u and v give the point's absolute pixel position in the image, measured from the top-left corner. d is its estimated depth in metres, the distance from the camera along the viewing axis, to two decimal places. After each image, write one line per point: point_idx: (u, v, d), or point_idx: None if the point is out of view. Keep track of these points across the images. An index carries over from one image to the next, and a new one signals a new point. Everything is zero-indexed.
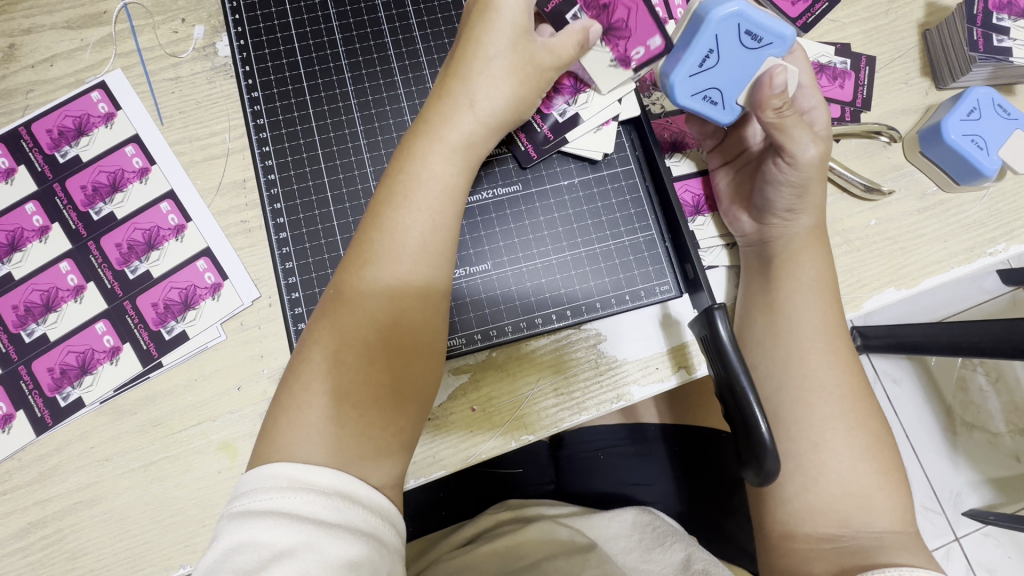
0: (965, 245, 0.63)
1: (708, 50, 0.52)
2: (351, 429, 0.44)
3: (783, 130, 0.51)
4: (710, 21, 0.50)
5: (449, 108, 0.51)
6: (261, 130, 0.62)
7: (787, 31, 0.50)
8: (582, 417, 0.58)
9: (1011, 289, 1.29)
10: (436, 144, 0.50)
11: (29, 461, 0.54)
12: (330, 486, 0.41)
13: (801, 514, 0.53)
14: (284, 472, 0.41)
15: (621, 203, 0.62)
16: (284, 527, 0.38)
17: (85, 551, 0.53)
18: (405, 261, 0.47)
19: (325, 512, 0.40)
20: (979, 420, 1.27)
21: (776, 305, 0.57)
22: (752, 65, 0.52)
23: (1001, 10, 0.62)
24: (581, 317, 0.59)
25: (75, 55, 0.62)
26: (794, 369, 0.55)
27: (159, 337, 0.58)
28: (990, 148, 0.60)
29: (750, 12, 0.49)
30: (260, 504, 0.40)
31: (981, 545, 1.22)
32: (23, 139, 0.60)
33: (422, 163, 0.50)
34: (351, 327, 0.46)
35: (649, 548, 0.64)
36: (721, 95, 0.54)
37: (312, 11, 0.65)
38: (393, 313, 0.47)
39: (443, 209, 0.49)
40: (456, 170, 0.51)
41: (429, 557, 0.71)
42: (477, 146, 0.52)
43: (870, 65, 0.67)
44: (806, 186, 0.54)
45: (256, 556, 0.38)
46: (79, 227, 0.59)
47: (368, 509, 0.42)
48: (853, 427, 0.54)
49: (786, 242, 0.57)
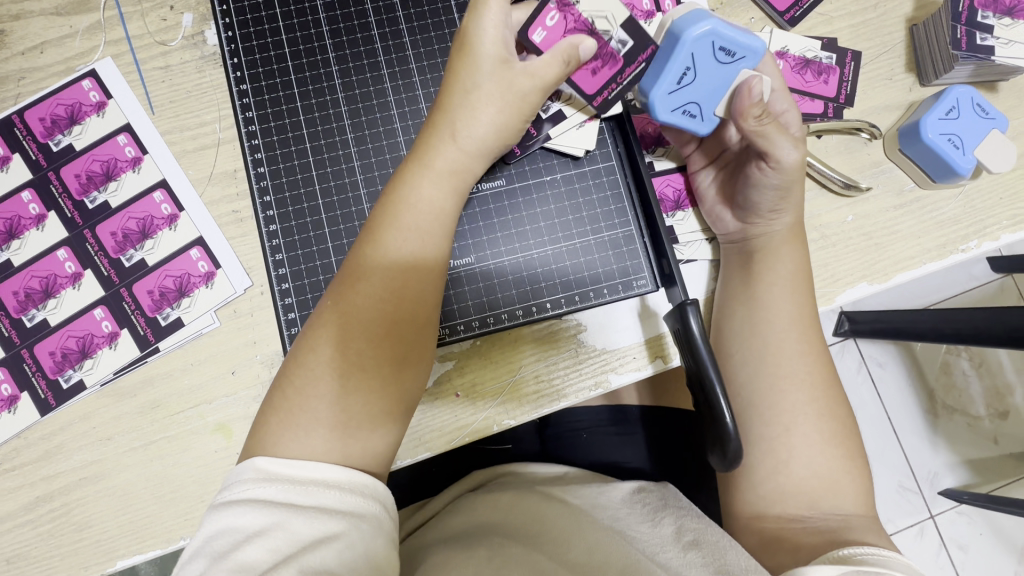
0: (940, 242, 0.65)
1: (685, 68, 0.54)
2: (340, 423, 0.46)
3: (766, 135, 0.53)
4: (684, 42, 0.53)
5: (434, 136, 0.52)
6: (250, 123, 0.63)
7: (757, 44, 0.53)
8: (560, 403, 0.61)
9: (997, 277, 1.32)
10: (422, 170, 0.52)
11: (35, 439, 0.57)
12: (304, 475, 0.44)
13: (770, 497, 0.56)
14: (257, 466, 0.44)
15: (602, 198, 0.64)
16: (254, 512, 0.42)
17: (91, 523, 0.57)
18: (395, 274, 0.49)
19: (296, 497, 0.43)
20: (959, 404, 1.31)
21: (751, 298, 0.59)
22: (727, 78, 0.55)
23: (986, 8, 0.63)
24: (562, 309, 0.62)
25: (64, 42, 0.62)
26: (766, 362, 0.58)
27: (156, 323, 0.60)
28: (966, 147, 0.62)
29: (723, 31, 0.53)
30: (235, 495, 0.43)
31: (955, 522, 1.27)
32: (17, 127, 0.61)
33: (411, 191, 0.51)
34: (340, 339, 0.47)
35: (640, 520, 0.60)
36: (699, 109, 0.57)
37: (300, 2, 0.65)
38: (379, 319, 0.48)
39: (431, 232, 0.51)
40: (445, 194, 0.52)
41: (427, 507, 0.75)
42: (464, 175, 0.53)
43: (856, 60, 0.67)
44: (789, 187, 0.56)
45: (231, 539, 0.41)
46: (74, 215, 0.61)
47: (342, 491, 0.44)
48: (820, 415, 0.57)
49: (763, 240, 0.59)
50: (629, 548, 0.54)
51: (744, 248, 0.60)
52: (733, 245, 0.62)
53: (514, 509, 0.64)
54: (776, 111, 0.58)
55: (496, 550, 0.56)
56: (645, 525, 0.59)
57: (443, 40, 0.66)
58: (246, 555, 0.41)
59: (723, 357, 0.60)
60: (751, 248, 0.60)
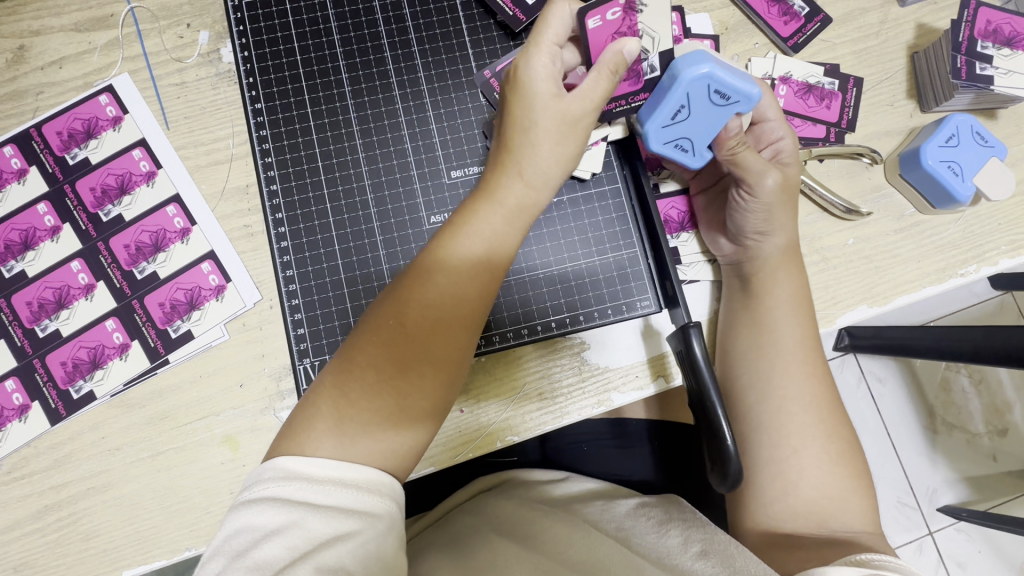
0: (939, 265, 0.66)
1: (679, 105, 0.54)
2: (350, 428, 0.46)
3: (739, 164, 0.56)
4: (682, 82, 0.52)
5: (506, 170, 0.52)
6: (264, 141, 0.64)
7: (754, 92, 0.52)
8: (564, 421, 0.61)
9: (998, 295, 1.33)
10: (492, 204, 0.51)
11: (44, 448, 0.58)
12: (323, 473, 0.44)
13: (782, 514, 0.56)
14: (278, 465, 0.45)
15: (607, 220, 0.65)
16: (273, 510, 0.42)
17: (97, 532, 0.57)
18: (448, 298, 0.49)
19: (313, 495, 0.43)
20: (959, 421, 1.31)
21: (750, 321, 0.60)
22: (720, 119, 0.55)
23: (986, 38, 0.64)
24: (566, 329, 0.63)
25: (83, 57, 0.64)
26: (770, 382, 0.58)
27: (166, 335, 0.61)
28: (965, 175, 0.63)
29: (720, 75, 0.52)
30: (255, 493, 0.44)
31: (954, 540, 1.27)
32: (34, 141, 0.62)
33: (480, 222, 0.51)
34: (386, 359, 0.47)
35: (644, 532, 0.60)
36: (691, 144, 0.57)
37: (315, 24, 0.66)
38: (421, 335, 0.48)
39: (493, 268, 0.51)
40: (510, 233, 0.52)
41: (427, 516, 0.75)
42: (528, 212, 0.53)
43: (857, 86, 0.69)
44: (771, 210, 0.57)
45: (250, 537, 0.42)
46: (89, 227, 0.62)
47: (358, 490, 0.44)
48: (822, 435, 0.57)
49: (756, 261, 0.60)
50: (633, 554, 0.54)
51: (740, 270, 0.62)
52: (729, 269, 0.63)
53: (520, 515, 0.64)
54: (770, 139, 0.60)
55: (503, 560, 0.56)
56: (651, 536, 0.59)
57: (454, 62, 0.67)
58: (264, 552, 0.41)
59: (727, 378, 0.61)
60: (747, 270, 0.61)
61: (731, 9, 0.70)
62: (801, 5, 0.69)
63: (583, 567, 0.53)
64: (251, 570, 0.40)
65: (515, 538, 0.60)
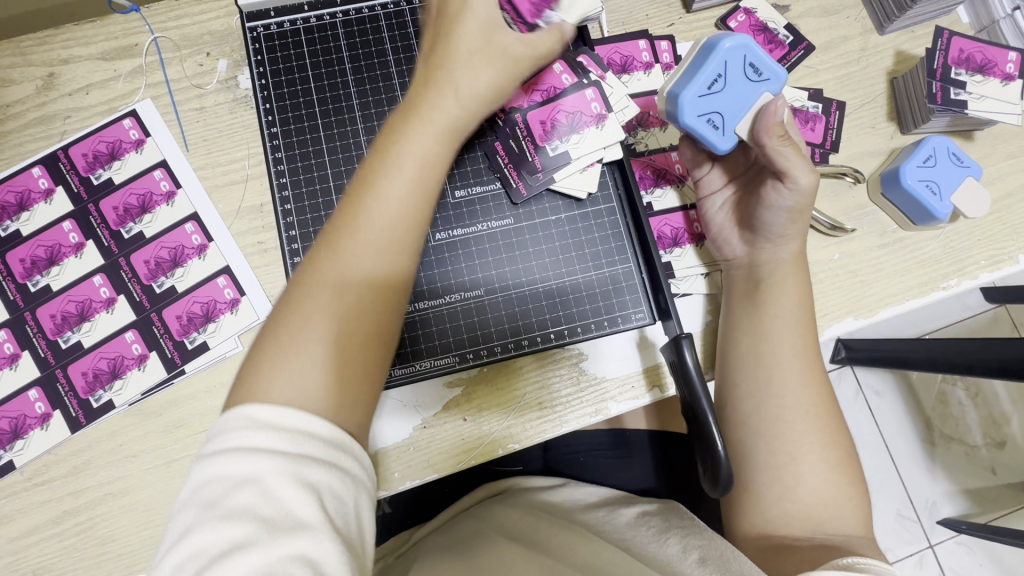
0: (922, 280, 0.69)
1: (717, 76, 0.58)
2: (318, 351, 0.44)
3: (778, 159, 0.57)
4: (720, 51, 0.58)
5: (435, 91, 0.52)
6: (279, 163, 0.67)
7: (780, 71, 0.59)
8: (563, 429, 0.64)
9: (990, 308, 1.35)
10: (418, 121, 0.51)
11: (65, 455, 0.61)
12: (294, 424, 0.41)
13: (778, 520, 0.56)
14: (246, 412, 0.41)
15: (603, 237, 0.68)
16: (243, 459, 0.39)
17: (114, 537, 0.60)
18: (375, 249, 0.48)
19: (288, 446, 0.40)
20: (956, 433, 1.33)
21: (756, 329, 0.61)
22: (753, 96, 0.59)
23: (959, 65, 0.68)
24: (564, 340, 0.65)
25: (109, 84, 0.68)
26: (769, 392, 0.60)
27: (183, 346, 0.64)
28: (943, 194, 0.66)
29: (755, 50, 0.58)
30: (224, 443, 0.40)
31: (954, 553, 1.28)
32: (61, 162, 0.66)
33: (406, 140, 0.50)
34: (330, 279, 0.46)
35: (639, 539, 0.62)
36: (723, 121, 0.59)
37: (328, 53, 0.70)
38: (368, 283, 0.47)
39: (422, 178, 0.50)
40: (440, 149, 0.52)
41: (428, 526, 0.76)
42: (459, 132, 0.53)
43: (840, 110, 0.73)
44: (801, 213, 0.59)
45: (218, 486, 0.39)
46: (111, 244, 0.65)
47: (328, 445, 0.41)
48: (825, 444, 0.58)
49: (771, 267, 0.62)
50: (630, 556, 0.56)
51: (751, 272, 0.63)
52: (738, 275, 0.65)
53: (528, 522, 0.66)
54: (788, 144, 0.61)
55: (507, 560, 0.58)
56: (651, 543, 0.60)
57: None
58: (233, 500, 0.38)
59: (724, 387, 0.63)
60: (758, 274, 0.63)
61: None
62: (785, 34, 0.74)
63: (590, 569, 0.54)
64: (223, 519, 0.37)
65: (525, 543, 0.61)
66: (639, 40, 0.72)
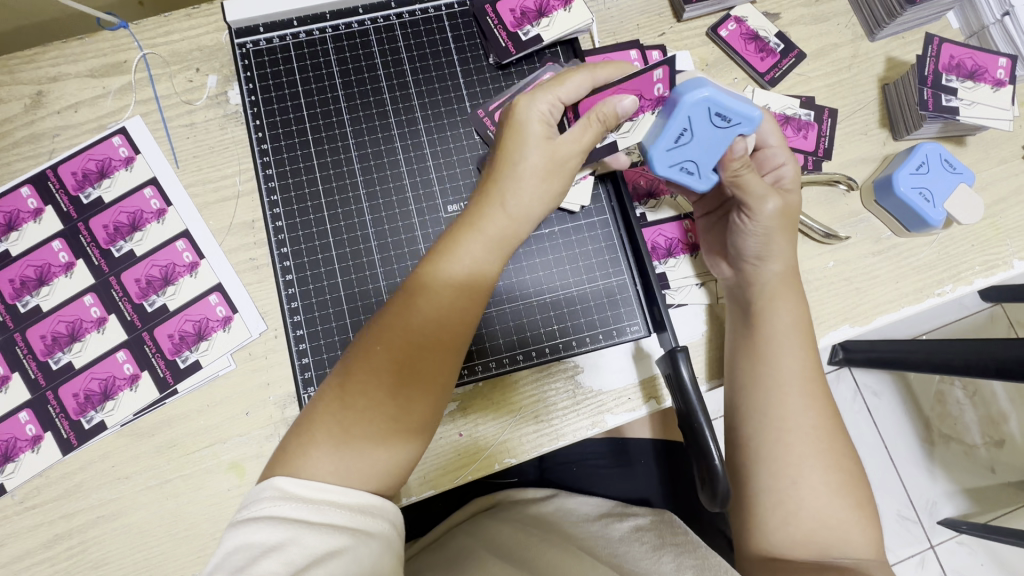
0: (917, 285, 0.69)
1: (682, 128, 0.56)
2: (354, 442, 0.48)
3: (743, 185, 0.57)
4: (682, 105, 0.55)
5: (487, 202, 0.54)
6: (270, 179, 0.67)
7: (754, 112, 0.54)
8: (559, 443, 0.63)
9: (986, 307, 1.36)
10: (472, 233, 0.53)
11: (56, 477, 0.60)
12: (319, 496, 0.45)
13: (781, 543, 0.53)
14: (276, 485, 0.45)
15: (596, 249, 0.68)
16: (270, 527, 0.43)
17: (107, 560, 0.59)
18: (435, 319, 0.51)
19: (310, 514, 0.44)
20: (954, 432, 1.33)
21: (752, 349, 0.59)
22: (724, 142, 0.56)
23: (950, 71, 0.68)
24: (559, 353, 0.65)
25: (98, 102, 0.67)
26: (768, 412, 0.56)
27: (175, 365, 0.63)
28: (936, 201, 0.66)
29: (718, 97, 0.54)
30: (252, 513, 0.44)
31: (955, 553, 1.28)
32: (50, 181, 0.65)
33: (461, 252, 0.52)
34: (375, 383, 0.49)
35: (637, 557, 0.62)
36: (697, 166, 0.58)
37: (317, 69, 0.69)
38: (427, 352, 0.50)
39: (474, 290, 0.52)
40: (489, 262, 0.53)
41: (424, 541, 0.76)
42: (510, 241, 0.54)
43: (832, 117, 0.72)
44: (770, 235, 0.58)
45: (247, 555, 0.42)
46: (101, 263, 0.64)
47: (349, 511, 0.45)
48: (830, 467, 0.54)
49: (760, 286, 0.60)
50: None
51: (740, 293, 0.62)
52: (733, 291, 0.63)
53: (519, 539, 0.65)
54: (771, 164, 0.61)
55: None
56: (645, 561, 0.61)
57: (449, 102, 0.70)
58: (260, 566, 0.41)
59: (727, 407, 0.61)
60: (746, 296, 0.61)
61: (710, 47, 0.74)
62: (776, 42, 0.74)
63: None
64: None
65: (514, 562, 0.60)
66: (631, 49, 0.71)
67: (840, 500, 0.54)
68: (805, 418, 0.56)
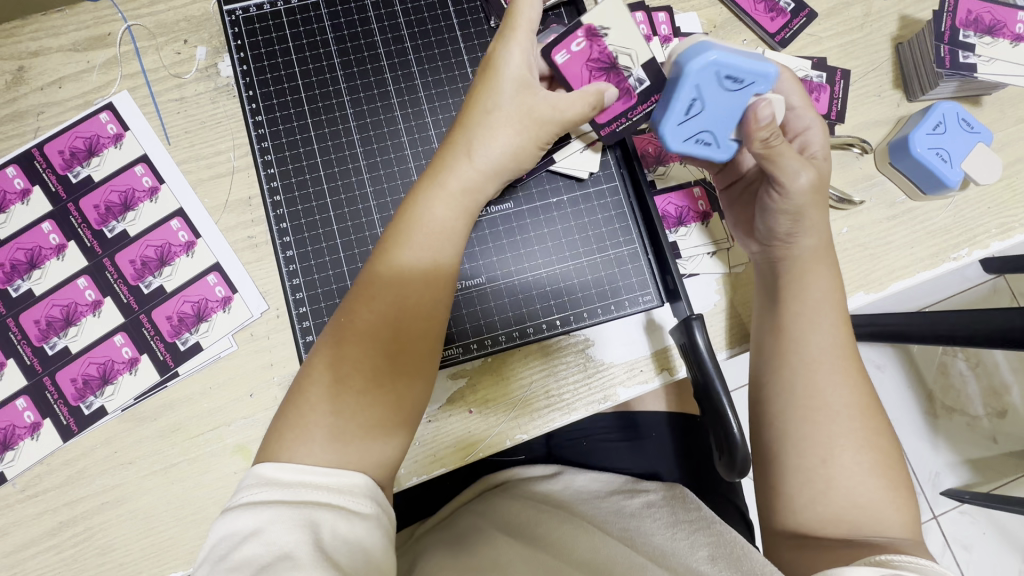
0: (932, 250, 0.68)
1: (692, 99, 0.55)
2: (346, 433, 0.46)
3: (773, 159, 0.54)
4: (689, 74, 0.54)
5: (451, 157, 0.52)
6: (266, 152, 0.64)
7: (766, 68, 0.54)
8: (572, 416, 0.62)
9: (991, 278, 1.35)
10: (437, 189, 0.52)
11: (58, 465, 0.58)
12: (296, 478, 0.44)
13: (806, 522, 0.52)
14: (255, 473, 0.44)
15: (606, 218, 0.66)
16: (247, 513, 0.42)
17: (113, 546, 0.58)
18: (406, 284, 0.49)
19: (287, 498, 0.43)
20: (958, 404, 1.33)
21: (776, 328, 0.58)
22: (738, 105, 0.56)
23: (968, 27, 0.66)
24: (570, 325, 0.64)
25: (82, 76, 0.64)
26: (793, 393, 0.55)
27: (174, 348, 0.61)
28: (954, 161, 0.64)
29: (726, 59, 0.53)
30: (234, 503, 0.43)
31: (958, 523, 1.29)
32: (37, 161, 0.63)
33: (426, 209, 0.51)
34: (351, 356, 0.47)
35: (652, 534, 0.61)
36: (713, 136, 0.58)
37: (311, 36, 0.67)
38: (402, 318, 0.49)
39: (443, 247, 0.51)
40: (459, 216, 0.52)
41: (429, 522, 0.74)
42: (478, 193, 0.53)
43: (845, 78, 0.70)
44: (802, 212, 0.56)
45: (228, 544, 0.41)
46: (94, 244, 0.62)
47: (332, 491, 0.44)
48: (853, 442, 0.53)
49: (788, 263, 0.58)
50: (634, 554, 0.55)
51: (772, 272, 0.60)
52: (761, 267, 0.62)
53: (529, 517, 0.64)
54: (796, 128, 0.59)
55: (505, 560, 0.56)
56: (661, 537, 0.60)
57: (450, 69, 0.68)
58: (239, 554, 0.40)
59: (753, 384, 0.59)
60: (777, 273, 0.59)
61: (719, 7, 0.71)
62: (786, 2, 0.71)
63: (592, 567, 0.53)
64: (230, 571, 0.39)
65: (527, 542, 0.59)
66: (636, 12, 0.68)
67: (861, 475, 0.52)
68: (822, 389, 0.54)
